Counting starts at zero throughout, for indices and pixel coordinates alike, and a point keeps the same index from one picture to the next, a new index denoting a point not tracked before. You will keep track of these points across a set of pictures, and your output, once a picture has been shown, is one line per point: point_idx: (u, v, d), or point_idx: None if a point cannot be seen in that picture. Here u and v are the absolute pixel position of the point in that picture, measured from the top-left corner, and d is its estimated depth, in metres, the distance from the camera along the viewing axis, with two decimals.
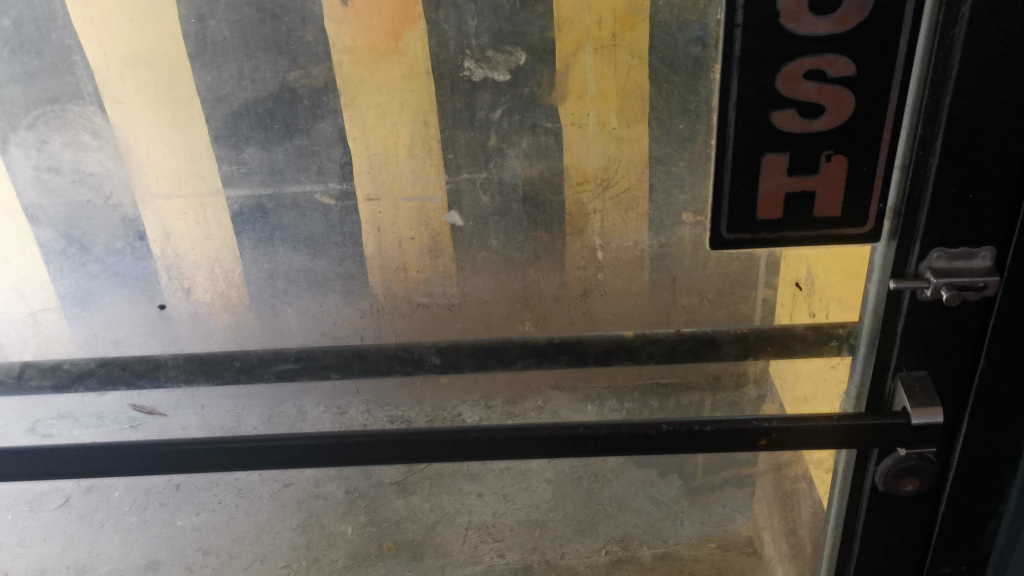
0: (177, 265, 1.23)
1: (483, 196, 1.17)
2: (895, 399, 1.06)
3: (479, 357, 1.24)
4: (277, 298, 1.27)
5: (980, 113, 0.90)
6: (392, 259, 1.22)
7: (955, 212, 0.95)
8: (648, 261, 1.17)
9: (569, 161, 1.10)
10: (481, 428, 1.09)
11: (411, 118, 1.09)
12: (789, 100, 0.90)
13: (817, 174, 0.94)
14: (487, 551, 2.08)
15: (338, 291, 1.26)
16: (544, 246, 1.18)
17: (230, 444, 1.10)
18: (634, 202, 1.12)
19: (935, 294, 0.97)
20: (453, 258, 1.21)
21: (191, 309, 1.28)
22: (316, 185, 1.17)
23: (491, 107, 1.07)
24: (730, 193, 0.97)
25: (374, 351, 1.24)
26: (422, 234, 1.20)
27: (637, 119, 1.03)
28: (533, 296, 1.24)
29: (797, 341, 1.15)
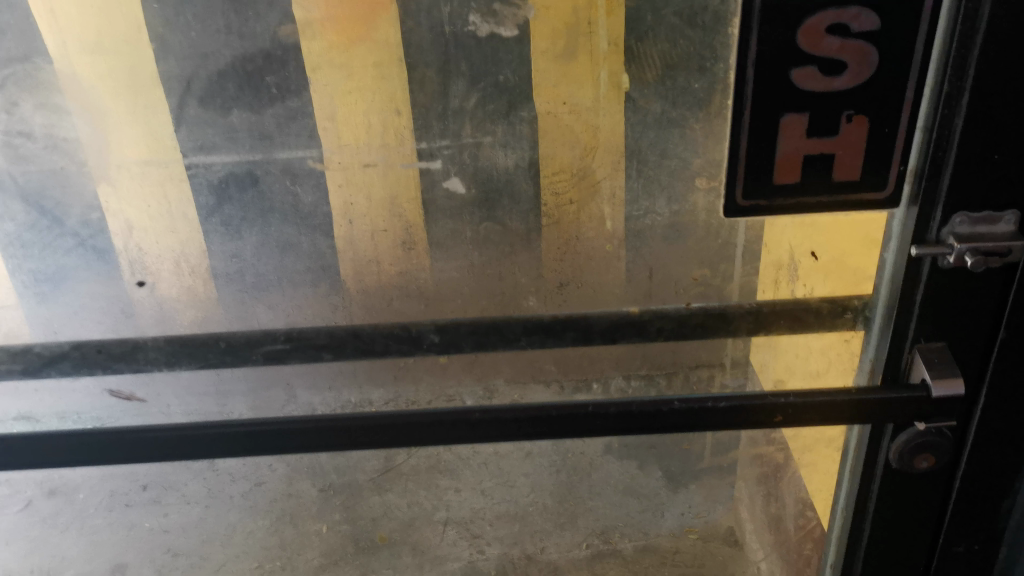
0: (143, 265, 1.23)
1: (457, 188, 1.14)
2: (912, 372, 1.02)
3: (480, 335, 1.20)
4: (247, 292, 1.24)
5: (1010, 67, 0.85)
6: (365, 253, 1.20)
7: (979, 172, 0.91)
8: (625, 248, 1.17)
9: (545, 149, 1.09)
10: (484, 408, 1.04)
11: (379, 107, 1.08)
12: (810, 56, 0.86)
13: (836, 137, 0.90)
14: (468, 547, 2.04)
15: (308, 284, 1.23)
16: (519, 237, 1.17)
17: (217, 429, 1.03)
18: (613, 189, 1.11)
19: (958, 261, 0.94)
20: (426, 246, 1.20)
21: (156, 305, 1.25)
22: (305, 150, 1.12)
23: (464, 96, 1.05)
24: (746, 157, 0.93)
25: (370, 329, 1.17)
26: (395, 227, 1.19)
27: (615, 104, 1.02)
28: (508, 288, 1.22)
29: (810, 314, 1.10)
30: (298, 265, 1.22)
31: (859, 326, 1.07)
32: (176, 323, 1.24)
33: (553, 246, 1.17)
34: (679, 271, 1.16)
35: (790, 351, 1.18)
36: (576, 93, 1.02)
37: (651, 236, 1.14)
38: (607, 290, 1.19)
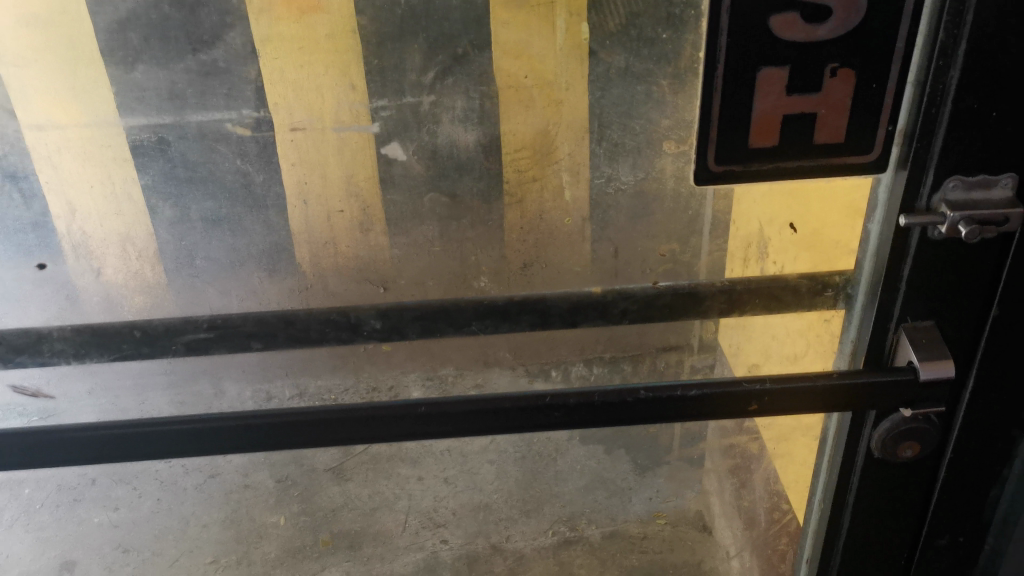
0: (86, 246, 1.13)
1: (415, 163, 1.04)
2: (898, 353, 0.94)
3: (427, 323, 1.01)
4: (197, 277, 1.16)
5: (1012, 13, 0.76)
6: (321, 236, 1.12)
7: (975, 132, 0.82)
8: (590, 231, 1.04)
9: (508, 122, 0.97)
10: (431, 402, 0.93)
11: (331, 77, 0.97)
12: (791, 1, 0.76)
13: (819, 93, 0.81)
14: (431, 536, 1.87)
15: (260, 266, 1.16)
16: (482, 216, 1.08)
17: (150, 428, 0.93)
18: (575, 167, 0.98)
19: (951, 230, 0.85)
20: (384, 229, 1.11)
21: (104, 292, 1.15)
22: (226, 113, 1.02)
23: (422, 70, 0.94)
24: (720, 118, 0.83)
25: (304, 315, 0.98)
26: (352, 207, 1.08)
27: (578, 80, 0.90)
28: (471, 267, 1.13)
29: (788, 292, 1.01)
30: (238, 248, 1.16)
31: (841, 304, 0.98)
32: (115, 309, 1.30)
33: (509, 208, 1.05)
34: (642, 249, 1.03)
35: (761, 333, 1.11)
36: (538, 59, 0.89)
37: (601, 205, 1.02)
38: (556, 266, 1.06)
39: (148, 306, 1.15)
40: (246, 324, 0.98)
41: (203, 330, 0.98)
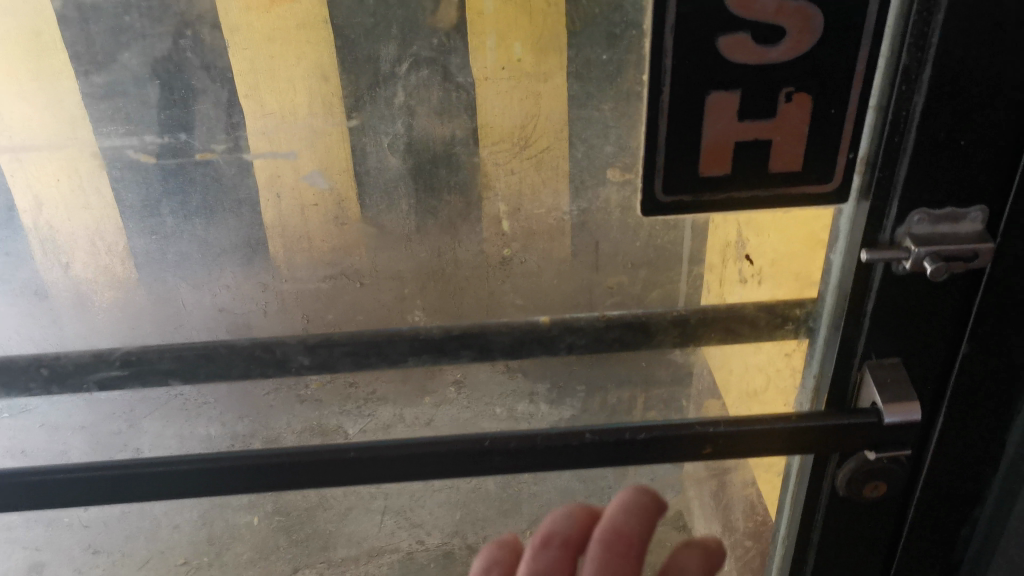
0: (58, 244, 1.03)
1: (390, 157, 0.91)
2: (862, 393, 0.88)
3: (360, 353, 0.96)
4: (169, 272, 1.07)
5: (981, 35, 0.69)
6: (294, 227, 0.99)
7: (941, 162, 0.75)
8: (568, 228, 0.95)
9: (485, 117, 0.87)
10: (361, 446, 0.87)
11: (305, 71, 0.86)
12: (741, 21, 0.69)
13: (773, 119, 0.74)
14: (406, 538, 1.73)
15: (236, 264, 1.06)
16: (457, 211, 0.95)
17: (88, 472, 0.87)
18: (555, 163, 0.88)
19: (916, 267, 0.79)
20: (363, 223, 0.99)
21: (73, 288, 1.07)
22: (128, 138, 0.92)
23: (395, 60, 0.83)
24: (668, 145, 0.76)
25: (226, 350, 0.92)
26: (326, 200, 0.96)
27: (555, 74, 0.81)
28: (447, 263, 1.01)
29: (746, 325, 0.95)
30: (228, 240, 1.02)
31: (802, 335, 0.93)
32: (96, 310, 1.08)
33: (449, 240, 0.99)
34: (586, 277, 0.98)
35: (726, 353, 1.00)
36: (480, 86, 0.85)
37: (546, 233, 0.96)
38: (508, 293, 1.00)
39: (123, 312, 1.09)
40: (163, 361, 0.91)
41: (117, 368, 0.91)
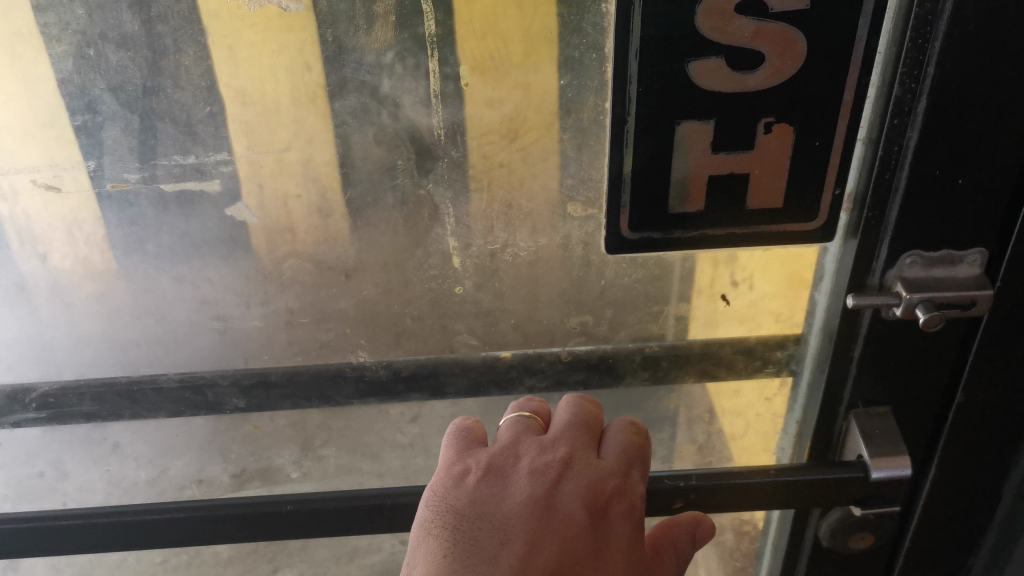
0: (29, 228, 0.73)
1: (364, 158, 0.70)
2: (849, 443, 0.81)
3: (299, 397, 0.85)
4: (153, 265, 0.76)
5: (984, 66, 0.61)
6: (254, 241, 0.75)
7: (936, 203, 0.68)
8: (546, 261, 0.77)
9: (460, 128, 0.69)
10: (298, 500, 0.79)
11: (268, 73, 0.65)
12: (713, 47, 0.61)
13: (751, 152, 0.67)
14: None
15: (196, 275, 0.77)
16: (399, 218, 0.74)
17: (18, 524, 0.80)
18: (528, 165, 0.71)
19: (908, 314, 0.71)
20: (330, 235, 0.75)
21: (51, 279, 0.77)
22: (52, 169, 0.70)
23: (365, 62, 0.65)
24: (636, 178, 0.69)
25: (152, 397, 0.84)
26: (290, 209, 0.73)
27: (535, 80, 0.67)
28: (392, 295, 0.79)
29: (724, 368, 0.84)
30: (201, 252, 0.75)
31: (783, 380, 0.85)
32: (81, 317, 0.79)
33: (393, 282, 0.78)
34: (552, 316, 0.81)
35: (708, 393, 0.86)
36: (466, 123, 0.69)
37: (507, 269, 0.77)
38: (461, 332, 0.82)
39: (109, 307, 0.79)
40: (83, 405, 0.84)
41: (33, 411, 0.84)
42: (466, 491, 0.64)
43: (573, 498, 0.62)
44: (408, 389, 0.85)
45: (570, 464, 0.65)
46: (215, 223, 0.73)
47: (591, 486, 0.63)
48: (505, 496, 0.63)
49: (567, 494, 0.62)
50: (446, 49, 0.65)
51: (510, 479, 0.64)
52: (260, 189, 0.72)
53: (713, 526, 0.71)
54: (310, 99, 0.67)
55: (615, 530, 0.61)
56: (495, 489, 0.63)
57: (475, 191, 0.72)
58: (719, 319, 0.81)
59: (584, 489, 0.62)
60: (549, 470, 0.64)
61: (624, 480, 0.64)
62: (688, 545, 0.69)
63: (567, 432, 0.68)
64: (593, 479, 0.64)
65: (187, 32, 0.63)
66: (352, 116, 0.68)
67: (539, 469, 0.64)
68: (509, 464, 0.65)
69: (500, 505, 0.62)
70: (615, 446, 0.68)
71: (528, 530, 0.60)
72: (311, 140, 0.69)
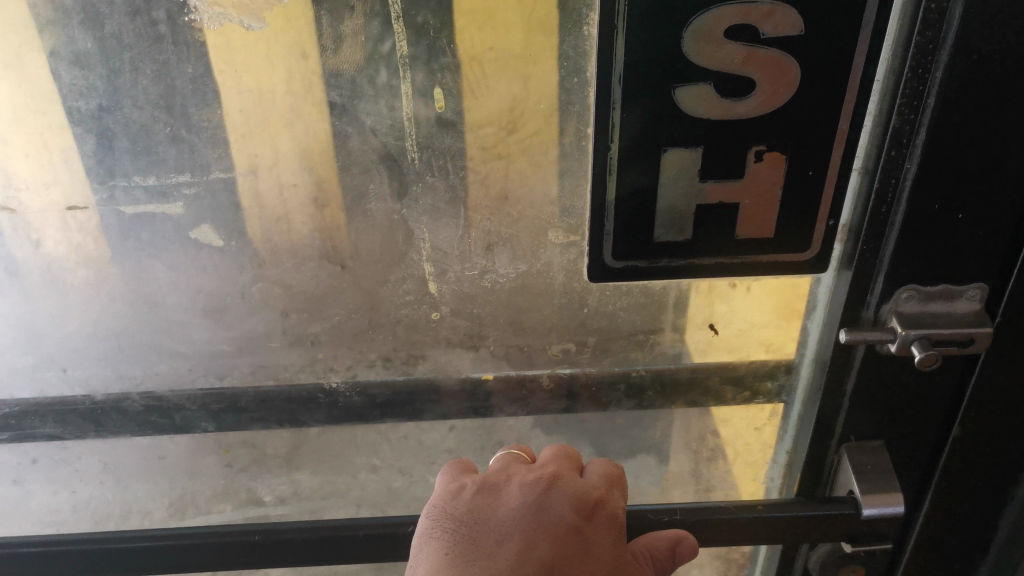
0: (21, 214, 0.69)
1: (338, 177, 0.67)
2: (841, 479, 0.78)
3: (270, 420, 0.82)
4: (148, 250, 0.71)
5: (988, 97, 0.58)
6: (223, 263, 0.72)
7: (934, 236, 0.65)
8: (528, 287, 0.74)
9: (436, 152, 0.66)
10: (267, 529, 0.77)
11: (234, 94, 0.62)
12: (700, 73, 0.58)
13: (741, 180, 0.63)
14: None
15: (163, 298, 0.74)
16: (373, 243, 0.71)
17: None
18: (506, 190, 0.68)
19: (903, 350, 0.68)
20: (301, 259, 0.72)
21: (44, 265, 0.72)
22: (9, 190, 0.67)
23: (334, 83, 0.62)
24: (620, 205, 0.65)
25: (116, 422, 0.82)
26: (260, 231, 0.70)
27: (515, 103, 0.64)
28: (368, 320, 0.76)
29: (711, 397, 0.81)
30: (168, 274, 0.72)
31: (773, 409, 0.82)
32: (76, 311, 0.75)
33: (368, 306, 0.75)
34: (533, 342, 0.78)
35: (694, 422, 0.84)
36: (440, 147, 0.65)
37: (486, 296, 0.74)
38: (439, 358, 0.79)
39: (102, 295, 0.74)
40: (46, 427, 0.82)
41: None
42: (463, 501, 0.65)
43: (561, 502, 0.63)
44: (382, 415, 0.82)
45: (558, 477, 0.66)
46: (178, 246, 0.71)
47: (578, 495, 0.64)
48: (500, 508, 0.63)
49: (555, 499, 0.63)
50: (419, 70, 0.61)
51: (503, 489, 0.65)
52: (224, 211, 0.69)
53: (697, 545, 0.66)
54: (277, 120, 0.64)
55: (603, 536, 0.62)
56: (490, 502, 0.64)
57: (451, 216, 0.69)
58: (708, 350, 0.78)
59: (572, 497, 0.63)
60: (539, 482, 0.65)
61: (608, 493, 0.65)
62: (665, 561, 0.65)
63: (556, 453, 0.69)
64: (581, 489, 0.65)
65: (143, 49, 0.60)
66: (322, 139, 0.65)
67: (529, 481, 0.65)
68: (501, 478, 0.67)
69: (494, 512, 0.63)
70: (600, 465, 0.68)
71: (521, 532, 0.61)
72: (280, 163, 0.66)
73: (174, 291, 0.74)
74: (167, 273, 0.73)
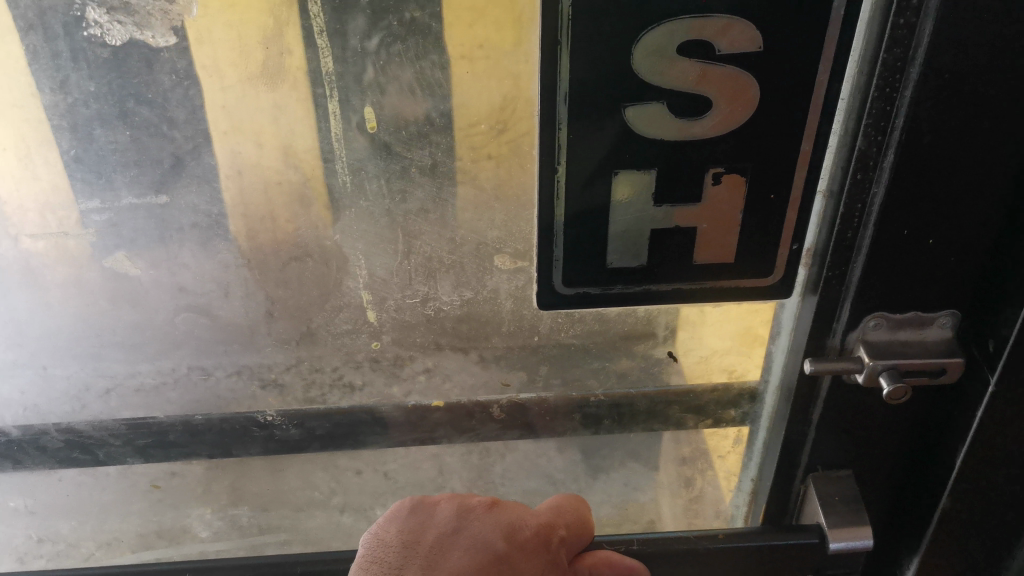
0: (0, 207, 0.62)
1: (268, 200, 0.62)
2: (807, 509, 0.73)
3: (206, 454, 0.78)
4: (136, 250, 0.64)
5: (961, 120, 0.54)
6: (147, 290, 0.67)
7: (904, 263, 0.60)
8: (475, 314, 0.70)
9: (370, 175, 0.61)
10: (199, 566, 0.71)
11: (147, 114, 0.57)
12: (651, 91, 0.53)
13: (698, 205, 0.59)
14: None
15: (87, 328, 0.70)
16: (309, 269, 0.67)
17: None
18: (446, 214, 0.64)
19: (871, 381, 0.64)
20: (238, 288, 0.68)
21: (21, 261, 0.65)
22: None
23: (257, 102, 0.57)
24: (569, 231, 0.60)
25: (33, 458, 0.78)
26: (186, 257, 0.65)
27: (454, 122, 0.59)
28: (309, 347, 0.72)
29: (672, 425, 0.78)
30: (92, 305, 0.68)
31: (738, 436, 0.79)
32: (61, 310, 0.68)
33: (304, 334, 0.71)
34: (484, 369, 0.74)
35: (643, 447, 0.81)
36: (374, 170, 0.61)
37: (430, 324, 0.71)
38: (382, 387, 0.75)
39: (84, 294, 0.67)
40: None
41: None
42: (397, 517, 0.64)
43: (489, 528, 0.62)
44: (323, 447, 0.79)
45: (499, 504, 0.64)
46: (98, 274, 0.66)
47: (514, 523, 0.62)
48: (429, 529, 0.62)
49: (486, 527, 0.62)
50: (349, 88, 0.57)
51: (439, 508, 0.64)
52: (139, 241, 0.64)
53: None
54: (193, 143, 0.59)
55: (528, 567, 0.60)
56: (421, 522, 0.63)
57: (389, 242, 0.65)
58: (665, 376, 0.75)
59: (504, 524, 0.62)
60: (475, 507, 0.64)
61: (548, 523, 0.63)
62: None
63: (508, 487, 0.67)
64: (518, 518, 0.63)
65: (39, 65, 0.55)
66: (245, 164, 0.60)
67: (467, 506, 0.64)
68: (443, 498, 0.65)
69: (421, 531, 0.62)
70: (553, 499, 0.66)
71: (443, 555, 0.60)
72: (202, 185, 0.61)
73: (153, 293, 0.67)
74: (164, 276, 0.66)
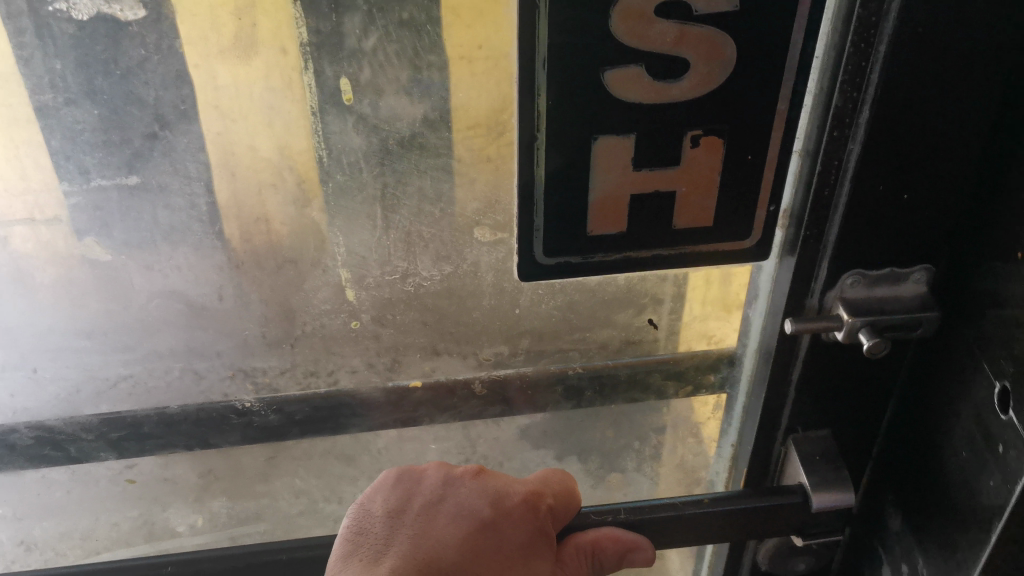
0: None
1: (246, 177, 0.62)
2: (789, 469, 0.74)
3: (181, 445, 0.76)
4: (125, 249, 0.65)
5: (935, 74, 0.54)
6: (122, 276, 0.66)
7: (880, 219, 0.61)
8: (454, 287, 0.70)
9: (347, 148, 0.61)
10: (182, 559, 0.69)
11: (116, 90, 0.56)
12: (630, 54, 0.53)
13: (677, 167, 0.59)
14: None
15: (67, 320, 0.69)
16: (286, 247, 0.66)
17: None
18: (423, 185, 0.63)
19: (850, 338, 0.65)
20: (218, 268, 0.67)
21: (11, 264, 0.65)
22: None
23: (232, 76, 0.57)
24: (549, 199, 0.60)
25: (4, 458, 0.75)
26: (161, 239, 0.64)
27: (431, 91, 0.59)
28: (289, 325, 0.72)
29: (654, 393, 0.79)
30: (74, 296, 0.67)
31: (717, 401, 0.80)
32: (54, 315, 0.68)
33: (282, 316, 0.70)
34: (463, 344, 0.74)
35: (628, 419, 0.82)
36: (350, 143, 0.61)
37: (410, 299, 0.71)
38: (361, 366, 0.74)
39: (77, 295, 0.67)
40: None
41: None
42: (385, 484, 0.67)
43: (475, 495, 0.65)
44: (303, 432, 0.77)
45: (485, 472, 0.68)
46: (84, 268, 0.66)
47: (498, 490, 0.66)
48: (416, 496, 0.66)
49: (471, 495, 0.66)
50: (326, 59, 0.56)
51: (427, 475, 0.68)
52: (123, 235, 0.64)
53: (652, 557, 0.67)
54: (166, 120, 0.58)
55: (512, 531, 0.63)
56: (408, 490, 0.66)
57: (366, 215, 0.65)
58: (645, 344, 0.76)
59: (487, 491, 0.65)
60: (461, 474, 0.68)
61: (532, 489, 0.66)
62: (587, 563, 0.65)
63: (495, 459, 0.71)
64: (502, 486, 0.66)
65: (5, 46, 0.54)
66: (220, 140, 0.60)
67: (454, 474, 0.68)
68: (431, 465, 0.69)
69: (409, 499, 0.66)
70: (540, 469, 0.70)
71: (429, 520, 0.63)
72: (177, 164, 0.60)
73: (145, 294, 0.68)
74: (153, 274, 0.67)
